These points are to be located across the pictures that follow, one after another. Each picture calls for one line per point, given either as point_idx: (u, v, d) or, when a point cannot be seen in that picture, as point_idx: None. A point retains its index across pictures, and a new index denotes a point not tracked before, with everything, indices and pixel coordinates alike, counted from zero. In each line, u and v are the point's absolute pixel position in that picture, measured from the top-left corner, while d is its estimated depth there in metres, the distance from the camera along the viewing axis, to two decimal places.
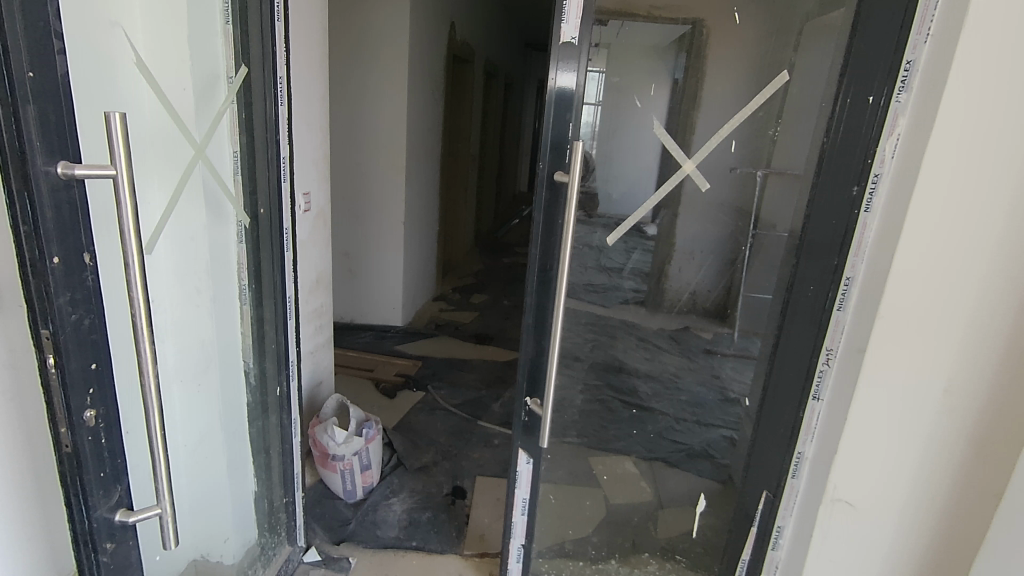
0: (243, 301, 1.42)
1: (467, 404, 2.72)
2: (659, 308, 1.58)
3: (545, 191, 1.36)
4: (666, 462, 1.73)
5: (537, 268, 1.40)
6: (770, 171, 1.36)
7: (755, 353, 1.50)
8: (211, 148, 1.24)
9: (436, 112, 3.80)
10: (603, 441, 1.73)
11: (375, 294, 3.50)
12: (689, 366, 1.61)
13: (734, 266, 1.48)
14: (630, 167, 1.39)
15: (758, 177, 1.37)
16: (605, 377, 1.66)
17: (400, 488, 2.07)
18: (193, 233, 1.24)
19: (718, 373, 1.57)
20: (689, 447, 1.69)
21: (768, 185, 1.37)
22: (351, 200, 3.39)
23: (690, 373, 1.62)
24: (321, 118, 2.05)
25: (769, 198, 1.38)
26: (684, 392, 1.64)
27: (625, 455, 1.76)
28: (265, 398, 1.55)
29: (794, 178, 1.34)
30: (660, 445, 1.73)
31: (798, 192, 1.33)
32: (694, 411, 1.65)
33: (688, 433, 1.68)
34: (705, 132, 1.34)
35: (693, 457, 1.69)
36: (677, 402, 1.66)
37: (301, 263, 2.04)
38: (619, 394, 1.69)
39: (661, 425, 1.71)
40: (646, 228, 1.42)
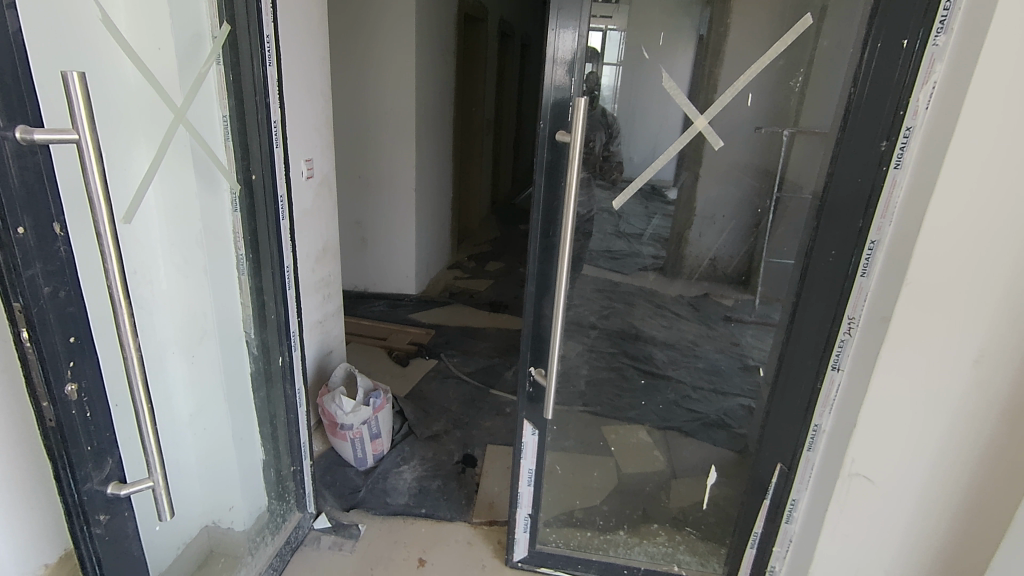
0: (241, 271, 1.38)
1: (480, 372, 2.70)
2: (678, 275, 1.54)
3: (547, 152, 1.26)
4: (681, 432, 1.70)
5: (540, 232, 1.31)
6: (798, 131, 1.27)
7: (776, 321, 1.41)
8: (192, 111, 1.17)
9: (447, 74, 3.67)
10: (617, 408, 1.70)
11: (388, 262, 3.47)
12: (708, 334, 1.57)
13: (756, 232, 1.41)
14: (647, 125, 1.31)
15: (784, 137, 1.28)
16: (621, 344, 1.62)
17: (410, 456, 2.07)
18: (184, 202, 1.24)
19: (738, 340, 1.51)
20: (705, 416, 1.65)
21: (794, 144, 1.28)
22: (362, 168, 3.33)
23: (708, 341, 1.57)
24: (322, 81, 1.97)
25: (795, 158, 1.29)
26: (702, 359, 1.61)
27: (639, 425, 1.72)
28: (268, 367, 1.51)
29: (820, 136, 1.24)
30: (675, 413, 1.69)
31: (821, 152, 1.24)
32: (711, 379, 1.61)
33: (705, 401, 1.64)
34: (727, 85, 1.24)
35: (709, 426, 1.66)
36: (694, 369, 1.63)
37: (305, 231, 1.99)
38: (635, 361, 1.66)
39: (677, 393, 1.67)
40: (668, 191, 1.37)
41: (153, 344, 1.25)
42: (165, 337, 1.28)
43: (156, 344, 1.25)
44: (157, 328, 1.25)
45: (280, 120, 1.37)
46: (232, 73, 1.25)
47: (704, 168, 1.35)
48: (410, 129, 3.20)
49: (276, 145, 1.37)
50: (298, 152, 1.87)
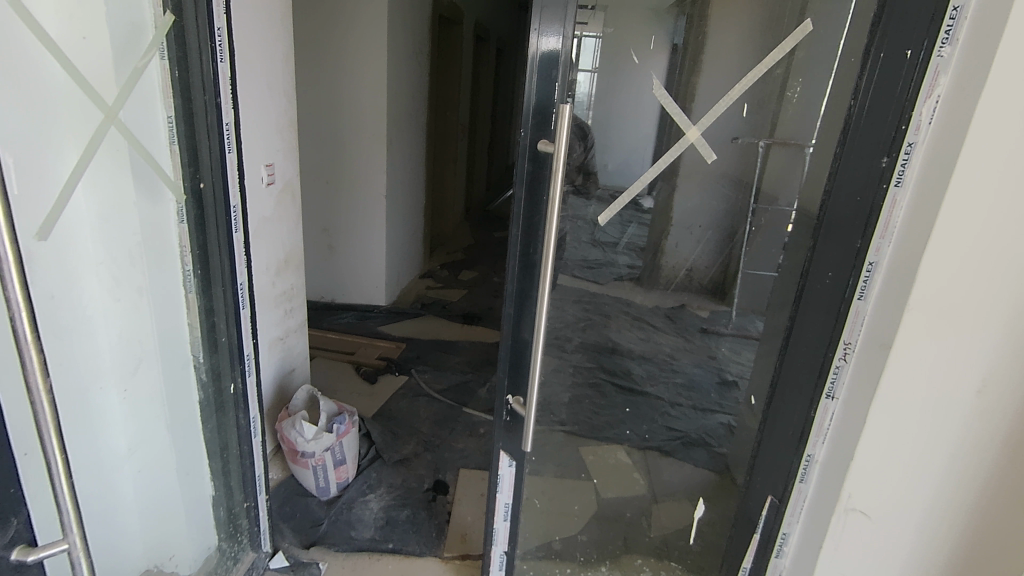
0: (187, 288, 1.25)
1: (452, 389, 2.58)
2: (655, 284, 1.55)
3: (526, 164, 1.14)
4: (661, 451, 1.71)
5: (518, 250, 1.20)
6: (773, 142, 1.28)
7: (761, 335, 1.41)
8: (127, 109, 1.04)
9: (420, 77, 3.55)
10: (596, 428, 1.69)
11: (357, 272, 3.33)
12: (685, 346, 1.58)
13: (733, 242, 1.44)
14: (624, 133, 1.25)
15: (761, 147, 1.28)
16: (598, 358, 1.60)
17: (377, 483, 1.94)
18: (118, 213, 1.07)
19: (715, 353, 1.54)
20: (685, 435, 1.66)
21: (770, 155, 1.29)
22: (329, 173, 3.18)
23: (686, 353, 1.59)
24: (284, 81, 1.84)
25: (771, 169, 1.31)
26: (680, 374, 1.62)
27: (618, 445, 1.73)
28: (219, 396, 1.37)
29: (798, 147, 1.25)
30: (656, 432, 1.70)
31: (801, 163, 1.24)
32: (690, 396, 1.63)
33: (685, 419, 1.65)
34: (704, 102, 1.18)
35: (690, 445, 1.66)
36: (673, 385, 1.64)
37: (265, 240, 1.85)
38: (612, 376, 1.64)
39: (657, 410, 1.68)
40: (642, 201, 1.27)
41: (87, 372, 1.08)
42: (100, 364, 1.11)
43: (92, 372, 1.09)
44: (100, 351, 1.09)
45: (233, 121, 1.23)
46: (178, 68, 1.12)
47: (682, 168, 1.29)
48: (381, 133, 3.07)
49: (229, 149, 1.23)
50: (256, 157, 1.73)
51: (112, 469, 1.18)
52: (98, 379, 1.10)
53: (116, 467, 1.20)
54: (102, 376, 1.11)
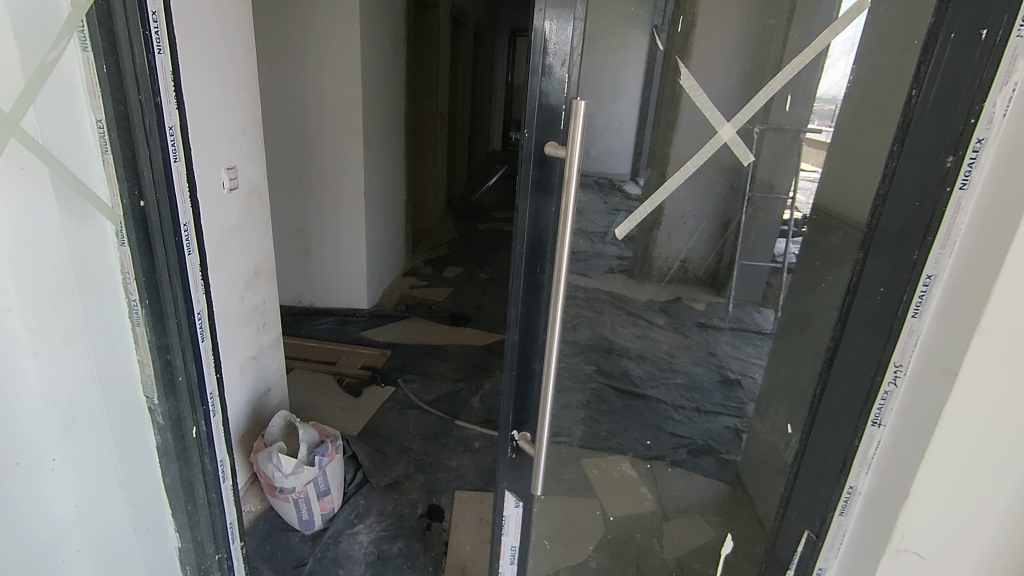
0: (134, 321, 1.07)
1: (443, 400, 2.42)
2: (647, 277, 1.41)
3: (531, 170, 0.97)
4: (667, 461, 1.58)
5: (523, 268, 1.03)
6: (768, 127, 1.11)
7: (768, 329, 1.30)
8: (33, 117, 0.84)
9: (396, 63, 3.32)
10: (598, 438, 1.55)
11: (335, 274, 3.13)
12: (684, 343, 1.46)
13: (727, 229, 1.30)
14: (612, 131, 1.13)
15: (756, 133, 1.12)
16: (595, 360, 1.45)
17: (366, 512, 1.78)
18: (36, 241, 0.87)
19: (714, 350, 1.42)
20: (691, 442, 1.55)
21: (764, 141, 1.13)
22: (301, 169, 2.96)
23: (684, 352, 1.47)
24: (243, 72, 1.62)
25: (766, 153, 1.15)
26: (681, 375, 1.50)
27: (622, 456, 1.59)
28: (183, 440, 1.19)
29: (789, 132, 1.12)
30: (660, 440, 1.58)
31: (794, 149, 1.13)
32: (693, 398, 1.52)
33: (689, 424, 1.54)
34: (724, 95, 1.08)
35: (696, 454, 1.55)
36: (675, 387, 1.52)
37: (230, 252, 1.65)
38: (611, 380, 1.51)
39: (660, 416, 1.56)
40: (626, 185, 1.17)
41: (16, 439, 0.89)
42: (22, 432, 0.89)
43: (22, 435, 0.90)
44: (28, 409, 0.90)
45: (178, 124, 1.03)
46: (108, 63, 0.91)
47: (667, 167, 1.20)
48: (357, 125, 2.85)
49: (176, 158, 1.03)
50: (214, 160, 1.53)
51: (58, 544, 0.99)
52: (21, 453, 0.90)
53: (63, 541, 1.01)
54: (22, 451, 0.90)
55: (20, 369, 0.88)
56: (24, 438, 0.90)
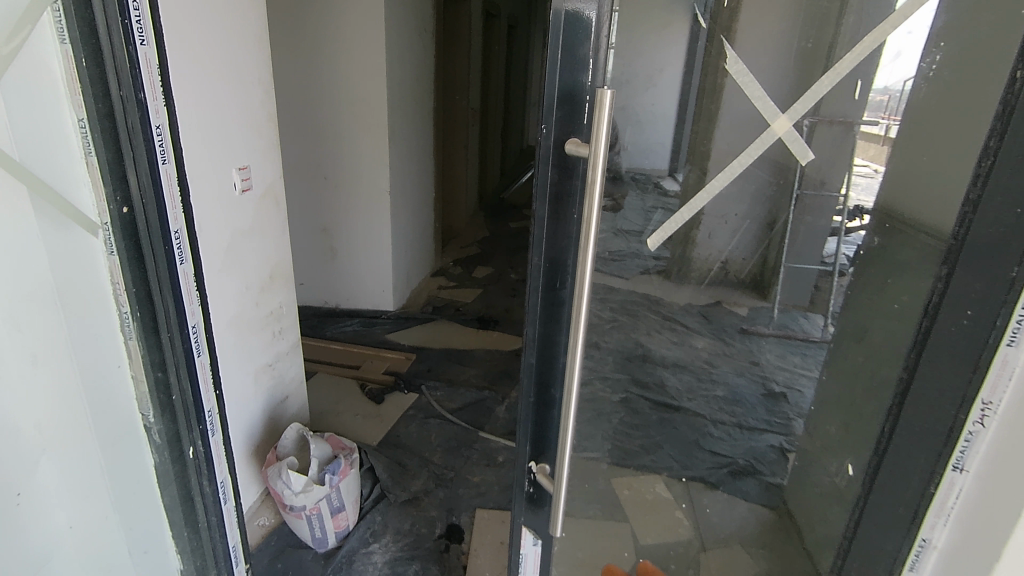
0: (127, 334, 1.00)
1: (468, 409, 2.32)
2: (686, 281, 1.19)
3: (551, 173, 0.84)
4: (706, 483, 1.36)
5: (541, 284, 0.91)
6: (821, 118, 0.89)
7: (819, 336, 1.09)
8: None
9: (425, 58, 3.23)
10: (628, 454, 1.36)
11: (362, 275, 3.07)
12: (725, 351, 1.27)
13: (774, 229, 1.07)
14: (647, 126, 0.98)
15: (805, 125, 0.89)
16: (627, 368, 1.28)
17: (383, 530, 1.70)
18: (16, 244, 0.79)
19: (758, 359, 1.23)
20: (732, 462, 1.33)
21: (816, 134, 0.91)
22: (326, 167, 2.90)
23: (725, 360, 1.29)
24: (256, 67, 1.55)
25: (816, 146, 0.92)
26: (720, 386, 1.32)
27: (655, 476, 1.39)
28: (181, 459, 1.12)
29: (845, 125, 0.89)
30: (696, 459, 1.37)
31: (849, 140, 0.90)
32: (733, 411, 1.33)
33: (730, 441, 1.34)
34: (776, 86, 0.90)
35: (737, 476, 1.33)
36: (713, 400, 1.35)
37: (245, 257, 1.59)
38: (644, 390, 1.33)
39: (697, 431, 1.37)
40: (664, 183, 1.02)
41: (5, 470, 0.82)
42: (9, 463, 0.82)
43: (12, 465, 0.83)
44: (14, 437, 0.82)
45: (166, 122, 0.97)
46: (92, 57, 0.84)
47: (709, 165, 1.03)
48: (383, 123, 2.77)
49: (164, 159, 0.98)
50: (227, 161, 1.47)
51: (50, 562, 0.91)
52: (17, 484, 0.84)
53: (54, 560, 0.92)
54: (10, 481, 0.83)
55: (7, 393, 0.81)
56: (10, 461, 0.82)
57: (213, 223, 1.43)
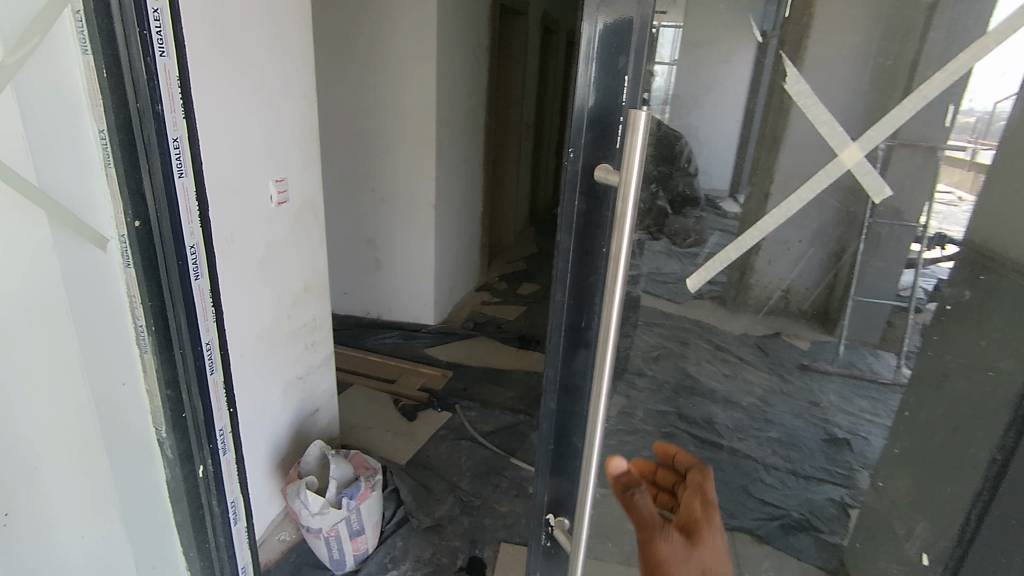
0: (142, 347, 0.98)
1: (501, 433, 2.24)
2: (741, 308, 0.89)
3: (577, 204, 0.78)
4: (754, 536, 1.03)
5: (564, 323, 0.84)
6: (899, 144, 0.70)
7: (893, 379, 0.88)
8: (14, 130, 0.74)
9: (478, 73, 3.22)
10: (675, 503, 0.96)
11: (406, 287, 3.06)
12: (781, 389, 0.97)
13: (839, 260, 0.81)
14: None
15: (880, 151, 0.71)
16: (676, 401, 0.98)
17: (403, 556, 1.64)
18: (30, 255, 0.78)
19: (819, 400, 0.96)
20: (785, 513, 1.04)
21: (892, 164, 0.72)
22: (374, 179, 2.91)
23: (780, 399, 0.98)
24: (299, 80, 1.55)
25: (892, 176, 0.73)
26: (774, 427, 1.00)
27: None
28: (194, 477, 1.10)
29: (929, 152, 0.70)
30: (744, 509, 1.02)
31: (931, 173, 0.71)
32: (786, 456, 1.02)
33: (782, 490, 1.04)
34: (837, 105, 0.72)
35: (788, 529, 1.05)
36: (764, 442, 1.02)
37: (279, 269, 1.58)
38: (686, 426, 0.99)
39: (744, 477, 1.03)
40: (723, 204, 0.80)
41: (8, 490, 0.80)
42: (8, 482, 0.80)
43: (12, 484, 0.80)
44: (24, 447, 0.82)
45: (183, 135, 0.97)
46: (110, 67, 0.83)
47: (774, 188, 0.77)
48: (432, 137, 2.77)
49: (181, 173, 0.98)
50: (265, 173, 1.47)
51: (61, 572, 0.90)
52: (9, 504, 0.81)
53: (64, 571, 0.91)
54: (14, 496, 0.81)
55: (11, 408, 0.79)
56: (18, 472, 0.81)
57: (247, 234, 1.43)
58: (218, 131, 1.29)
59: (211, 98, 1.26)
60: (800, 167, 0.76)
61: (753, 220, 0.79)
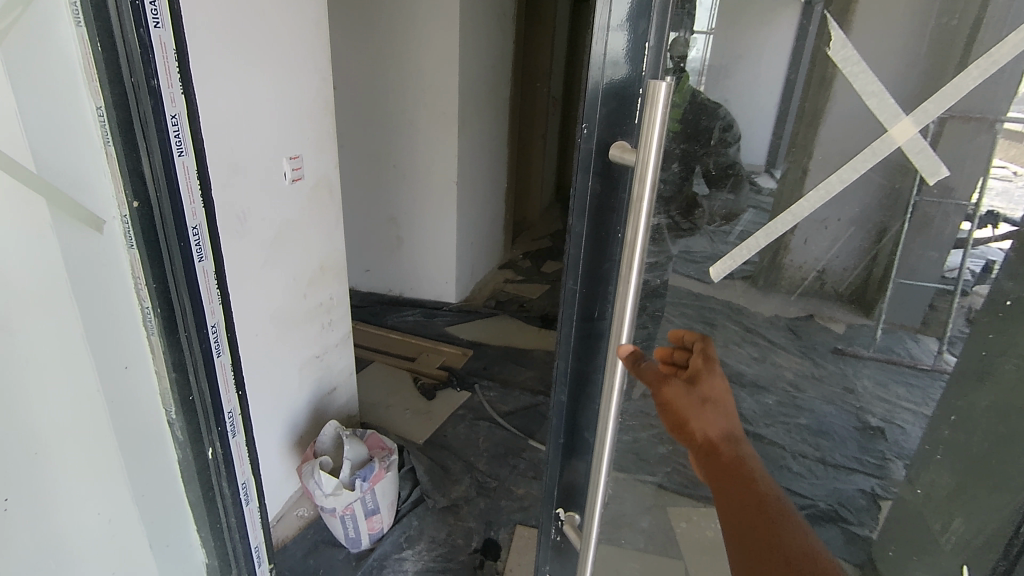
0: (149, 329, 0.98)
1: (520, 414, 2.21)
2: (771, 287, 0.78)
3: (592, 184, 0.72)
4: None
5: (576, 312, 0.79)
6: (955, 118, 0.58)
7: (936, 367, 0.75)
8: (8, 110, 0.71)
9: (503, 43, 3.11)
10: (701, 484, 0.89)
11: (427, 265, 3.04)
12: (814, 374, 0.86)
13: (880, 228, 0.69)
14: None
15: (932, 128, 0.58)
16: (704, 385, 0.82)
17: (417, 536, 1.64)
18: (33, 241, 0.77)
19: (852, 387, 0.84)
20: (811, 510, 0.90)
21: (947, 140, 0.60)
22: (395, 155, 2.86)
23: (813, 385, 0.86)
24: (313, 53, 1.50)
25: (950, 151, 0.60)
26: (804, 413, 0.89)
27: None
28: (203, 458, 1.10)
29: (988, 123, 0.59)
30: None
31: (991, 147, 0.60)
32: (816, 446, 0.90)
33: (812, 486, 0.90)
34: (895, 74, 0.59)
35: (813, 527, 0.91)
36: (793, 430, 0.89)
37: (294, 247, 1.56)
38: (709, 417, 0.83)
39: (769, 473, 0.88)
40: (759, 179, 0.71)
41: (22, 470, 0.81)
42: (16, 464, 0.80)
43: (26, 463, 0.81)
44: (33, 432, 0.81)
45: (182, 111, 0.93)
46: (104, 40, 0.79)
47: (813, 164, 0.67)
48: (454, 112, 2.70)
49: (181, 151, 0.95)
50: (278, 150, 1.44)
51: (76, 552, 0.92)
52: (17, 493, 0.81)
53: (79, 552, 0.92)
54: (11, 485, 0.79)
55: (14, 393, 0.78)
56: (27, 457, 0.81)
57: (261, 213, 1.41)
58: (228, 108, 1.25)
59: (221, 73, 1.22)
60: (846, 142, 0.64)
61: (782, 210, 0.68)
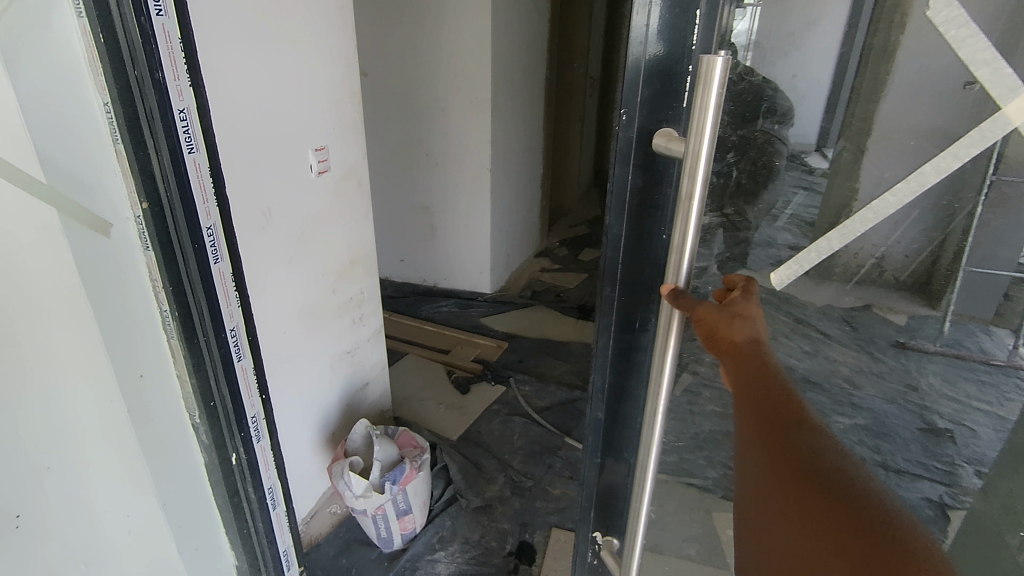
0: (168, 332, 0.95)
1: (556, 410, 2.14)
2: (829, 279, 0.67)
3: (632, 179, 0.63)
4: None
5: (613, 320, 0.71)
6: None
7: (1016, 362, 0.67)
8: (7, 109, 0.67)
9: (538, 23, 2.99)
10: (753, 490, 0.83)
11: (462, 254, 2.98)
12: (875, 369, 0.79)
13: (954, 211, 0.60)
14: None
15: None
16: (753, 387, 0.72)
17: (451, 537, 1.60)
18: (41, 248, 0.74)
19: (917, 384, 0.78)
20: None
21: None
22: (428, 142, 2.80)
23: (872, 381, 0.80)
24: (336, 39, 1.44)
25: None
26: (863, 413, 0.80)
27: None
28: (227, 462, 1.08)
29: None
30: None
31: None
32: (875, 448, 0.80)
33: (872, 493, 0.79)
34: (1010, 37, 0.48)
35: None
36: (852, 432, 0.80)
37: (321, 242, 1.52)
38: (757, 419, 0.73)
39: None
40: (810, 160, 0.63)
41: (41, 483, 0.79)
42: (35, 478, 0.78)
43: (42, 477, 0.79)
44: (50, 444, 0.79)
45: (191, 105, 0.89)
46: (104, 32, 0.74)
47: (874, 143, 0.60)
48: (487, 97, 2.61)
49: (192, 148, 0.90)
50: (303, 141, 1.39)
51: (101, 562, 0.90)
52: (37, 504, 0.79)
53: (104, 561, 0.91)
54: (29, 498, 0.78)
55: (28, 405, 0.76)
56: (45, 471, 0.79)
57: (285, 208, 1.37)
58: (248, 102, 1.21)
59: (239, 64, 1.17)
60: (939, 124, 0.55)
61: (841, 209, 0.61)
